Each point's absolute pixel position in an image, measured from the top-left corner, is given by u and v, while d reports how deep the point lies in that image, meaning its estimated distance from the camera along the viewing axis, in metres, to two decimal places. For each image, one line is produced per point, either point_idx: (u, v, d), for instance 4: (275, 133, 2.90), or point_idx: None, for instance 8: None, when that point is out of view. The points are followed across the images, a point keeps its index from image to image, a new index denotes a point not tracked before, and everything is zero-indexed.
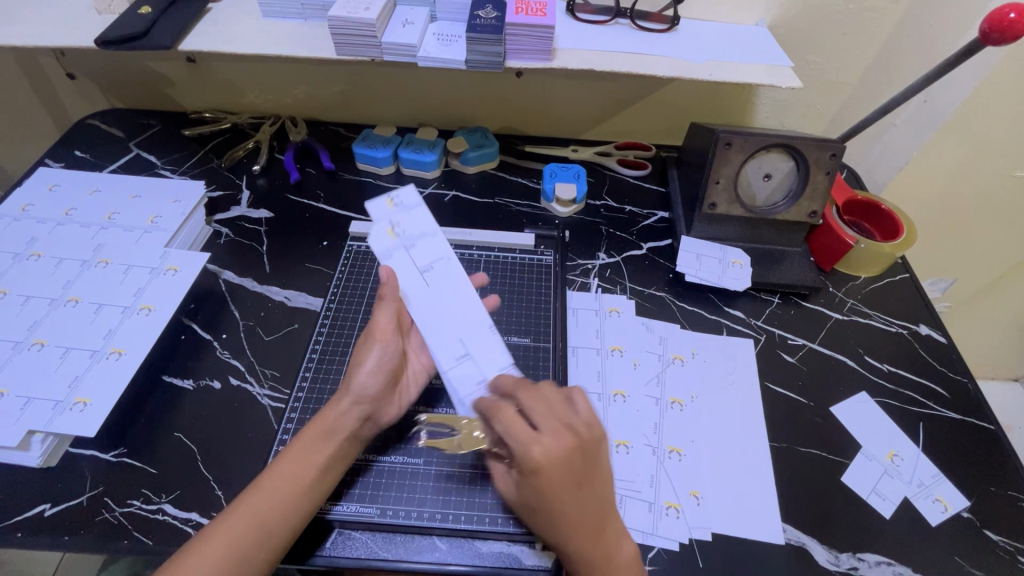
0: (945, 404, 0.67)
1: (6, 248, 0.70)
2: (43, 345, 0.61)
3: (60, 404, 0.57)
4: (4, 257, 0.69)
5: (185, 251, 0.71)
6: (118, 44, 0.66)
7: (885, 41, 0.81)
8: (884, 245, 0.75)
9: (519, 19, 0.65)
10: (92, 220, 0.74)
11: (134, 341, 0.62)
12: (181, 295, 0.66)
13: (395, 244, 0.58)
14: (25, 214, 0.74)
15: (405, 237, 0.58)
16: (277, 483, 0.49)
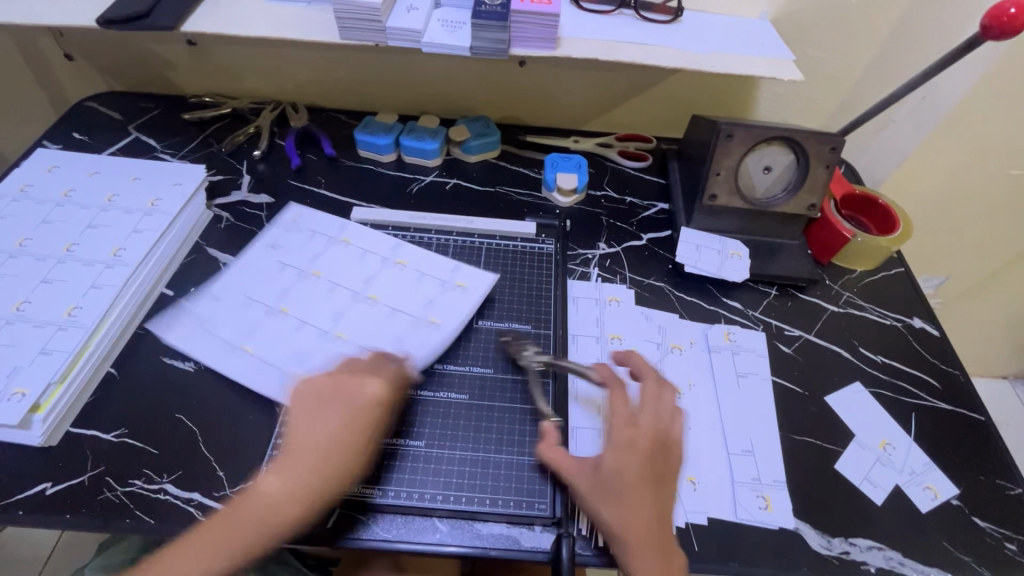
0: (937, 395, 0.68)
1: (292, 260, 0.71)
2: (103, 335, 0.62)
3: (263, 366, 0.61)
4: (290, 272, 0.70)
5: (359, 227, 0.76)
6: (119, 25, 0.66)
7: (886, 36, 0.82)
8: (880, 238, 0.77)
9: (524, 6, 0.65)
10: (334, 231, 0.75)
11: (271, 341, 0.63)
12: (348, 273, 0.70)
13: (726, 346, 0.70)
14: (291, 225, 0.75)
15: (736, 345, 0.70)
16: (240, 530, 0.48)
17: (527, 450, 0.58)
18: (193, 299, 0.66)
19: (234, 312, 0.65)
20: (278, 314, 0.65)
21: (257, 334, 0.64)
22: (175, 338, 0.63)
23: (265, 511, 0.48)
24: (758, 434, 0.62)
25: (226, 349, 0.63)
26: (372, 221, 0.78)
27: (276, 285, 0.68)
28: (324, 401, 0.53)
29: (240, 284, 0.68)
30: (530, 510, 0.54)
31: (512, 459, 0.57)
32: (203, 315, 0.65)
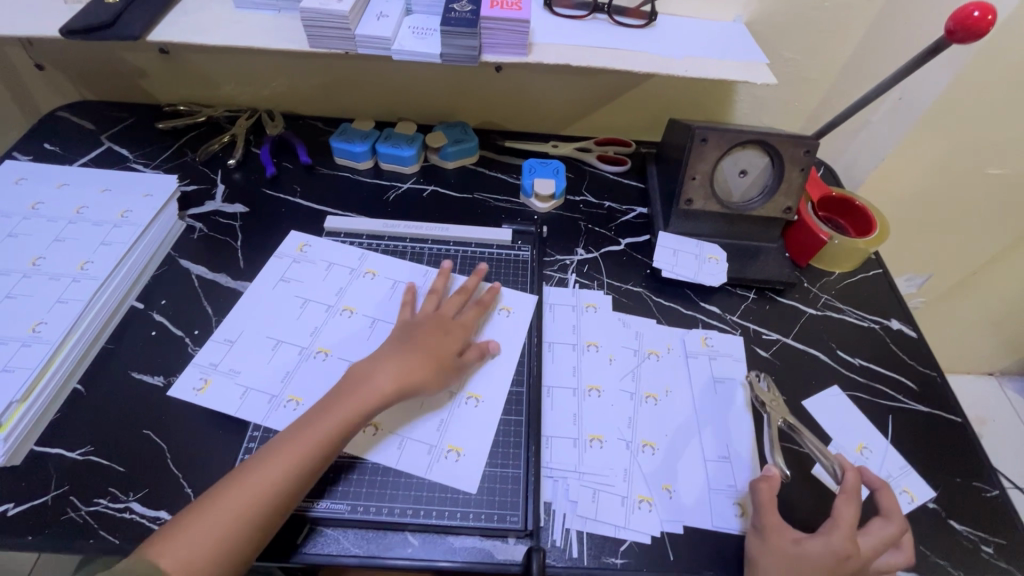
0: (914, 397, 0.68)
1: (311, 295, 0.69)
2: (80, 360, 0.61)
3: (276, 400, 0.60)
4: (316, 308, 0.68)
5: (380, 255, 0.74)
6: (83, 35, 0.65)
7: (860, 38, 0.82)
8: (856, 240, 0.77)
9: (493, 13, 0.64)
10: (355, 261, 0.73)
11: (311, 389, 0.61)
12: (375, 301, 0.69)
13: (703, 351, 0.69)
14: (303, 256, 0.74)
15: (713, 349, 0.70)
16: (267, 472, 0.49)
17: (499, 461, 0.57)
18: (216, 349, 0.64)
19: (264, 359, 0.63)
20: (315, 356, 0.63)
21: (298, 379, 0.61)
22: (198, 394, 0.60)
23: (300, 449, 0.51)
24: (733, 438, 0.62)
25: (268, 400, 0.60)
26: (347, 231, 0.77)
27: (306, 325, 0.66)
28: (393, 347, 0.59)
29: (263, 325, 0.66)
30: (502, 522, 0.53)
31: (484, 470, 0.56)
32: (231, 366, 0.62)
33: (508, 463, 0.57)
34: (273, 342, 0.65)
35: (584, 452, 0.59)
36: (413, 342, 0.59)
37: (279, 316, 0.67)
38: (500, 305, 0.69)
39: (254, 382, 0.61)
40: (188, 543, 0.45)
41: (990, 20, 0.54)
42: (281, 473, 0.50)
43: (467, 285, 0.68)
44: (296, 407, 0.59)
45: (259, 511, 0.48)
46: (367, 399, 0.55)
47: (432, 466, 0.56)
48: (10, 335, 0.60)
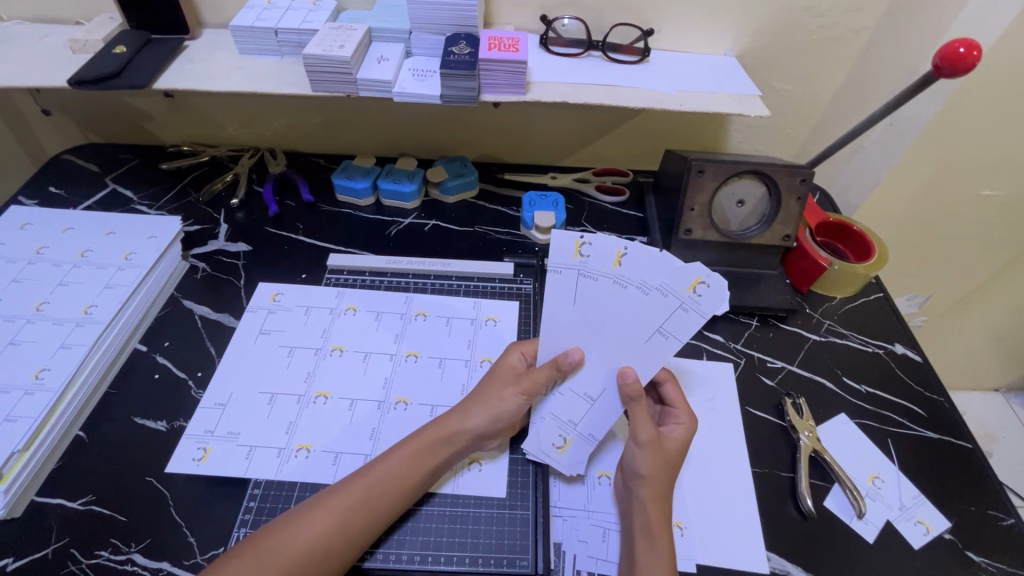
0: (923, 423, 0.67)
1: (305, 343, 0.69)
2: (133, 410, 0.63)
3: (284, 452, 0.59)
4: (308, 352, 0.68)
5: (358, 291, 0.75)
6: (91, 85, 0.66)
7: (848, 68, 0.84)
8: (856, 266, 0.77)
9: (492, 55, 0.66)
10: (333, 301, 0.73)
11: (318, 434, 0.60)
12: (370, 337, 0.70)
13: (714, 385, 0.69)
14: (278, 305, 0.73)
15: (726, 384, 0.69)
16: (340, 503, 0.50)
17: (507, 503, 0.57)
18: (209, 416, 0.62)
19: (262, 416, 0.62)
20: (315, 401, 0.63)
21: (305, 428, 0.61)
22: (200, 464, 0.58)
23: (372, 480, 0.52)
24: (738, 472, 0.61)
25: (277, 453, 0.59)
26: (350, 267, 0.78)
27: (298, 371, 0.66)
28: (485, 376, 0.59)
29: (254, 380, 0.65)
30: (512, 567, 0.53)
31: (492, 512, 0.56)
32: (229, 430, 0.61)
33: (517, 505, 0.57)
34: (268, 397, 0.63)
35: (593, 490, 0.59)
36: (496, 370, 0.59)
37: (275, 361, 0.67)
38: (487, 316, 0.72)
39: (260, 426, 0.61)
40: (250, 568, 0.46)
41: (975, 55, 0.55)
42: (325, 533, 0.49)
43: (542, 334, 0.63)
44: (307, 454, 0.59)
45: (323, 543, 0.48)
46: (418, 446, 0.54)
47: (457, 482, 0.57)
48: (12, 383, 0.59)
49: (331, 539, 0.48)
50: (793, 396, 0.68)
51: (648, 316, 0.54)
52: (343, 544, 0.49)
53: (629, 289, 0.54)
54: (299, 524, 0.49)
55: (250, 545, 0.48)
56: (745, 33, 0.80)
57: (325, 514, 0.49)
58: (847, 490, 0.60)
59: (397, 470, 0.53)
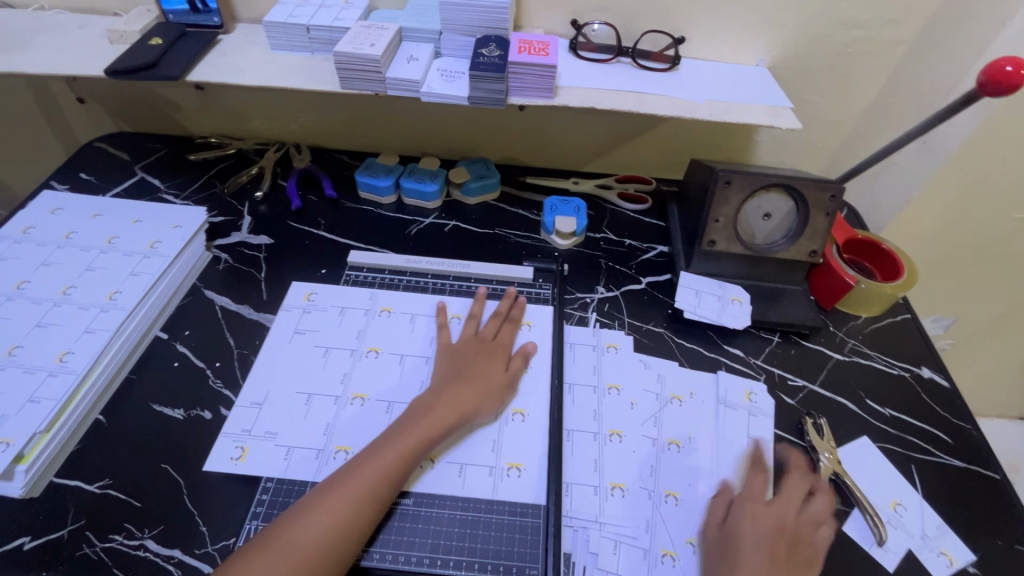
0: (949, 451, 0.65)
1: (336, 343, 0.69)
2: (364, 400, 0.63)
3: (323, 453, 0.59)
4: (342, 353, 0.68)
5: (392, 292, 0.75)
6: (126, 74, 0.67)
7: (883, 82, 0.82)
8: (884, 285, 0.75)
9: (522, 58, 0.66)
10: (367, 302, 0.73)
11: (358, 437, 0.60)
12: (404, 338, 0.70)
13: (744, 405, 0.67)
14: (312, 305, 0.73)
15: (756, 405, 0.67)
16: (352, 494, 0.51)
17: (519, 510, 0.56)
18: (245, 415, 0.62)
19: (299, 417, 0.62)
20: (351, 403, 0.63)
21: (340, 430, 0.61)
22: (238, 464, 0.58)
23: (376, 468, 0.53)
24: None
25: (315, 455, 0.59)
26: (369, 265, 0.78)
27: (334, 372, 0.66)
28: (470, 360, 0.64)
29: (289, 380, 0.65)
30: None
31: (503, 519, 0.55)
32: (266, 430, 0.61)
33: (528, 512, 0.56)
34: (304, 398, 0.64)
35: (606, 501, 0.58)
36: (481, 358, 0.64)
37: (294, 357, 0.67)
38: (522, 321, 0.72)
39: (297, 427, 0.61)
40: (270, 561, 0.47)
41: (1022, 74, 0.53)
42: (336, 528, 0.49)
43: (501, 308, 0.71)
44: (346, 456, 0.59)
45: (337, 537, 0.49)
46: (423, 432, 0.56)
47: (495, 486, 0.57)
48: (36, 366, 0.60)
49: (348, 528, 0.49)
50: (813, 415, 0.67)
51: (733, 431, 0.64)
52: (360, 530, 0.50)
53: (739, 410, 0.66)
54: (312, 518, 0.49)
55: (267, 544, 0.48)
56: (778, 43, 0.79)
57: (335, 508, 0.50)
58: (867, 514, 0.58)
59: (403, 453, 0.54)
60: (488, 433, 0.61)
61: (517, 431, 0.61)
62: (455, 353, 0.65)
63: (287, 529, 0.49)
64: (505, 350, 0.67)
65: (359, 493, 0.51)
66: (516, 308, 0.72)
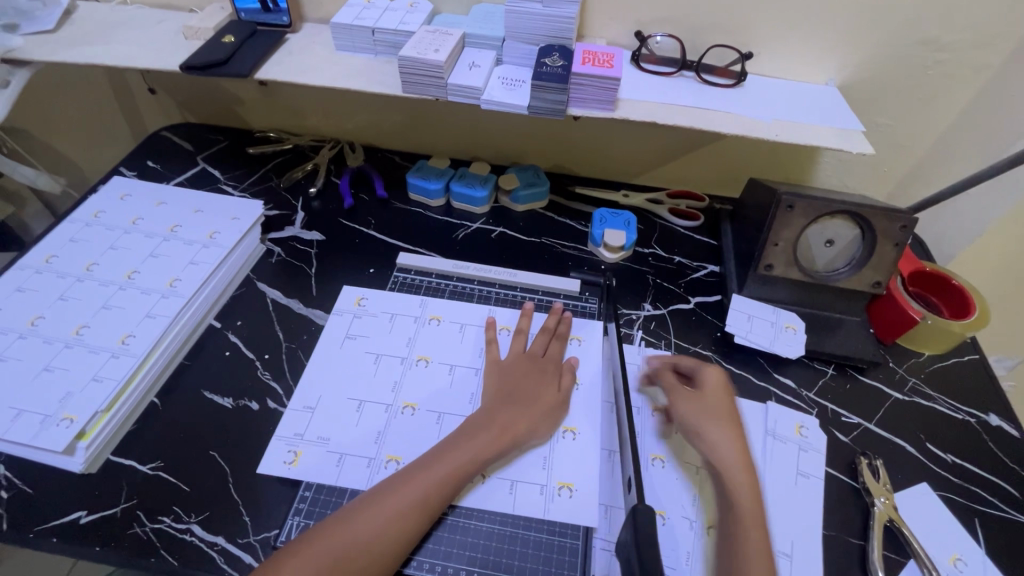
0: (1018, 506, 0.61)
1: (385, 349, 0.70)
2: (414, 410, 0.64)
3: (374, 462, 0.60)
4: (393, 360, 0.68)
5: (440, 301, 0.75)
6: (200, 70, 0.70)
7: (963, 108, 0.78)
8: (952, 323, 0.71)
9: (585, 69, 0.65)
10: (417, 310, 0.74)
11: (407, 448, 0.61)
12: (452, 344, 0.70)
13: (794, 440, 0.64)
14: (363, 310, 0.74)
15: (806, 440, 0.64)
16: (396, 505, 0.51)
17: (557, 530, 0.55)
18: (298, 419, 0.63)
19: (351, 424, 0.63)
20: (402, 412, 0.64)
21: (392, 440, 0.61)
22: (291, 468, 0.59)
23: (422, 483, 0.53)
24: (801, 533, 0.57)
25: (368, 463, 0.60)
26: (416, 268, 0.79)
27: (386, 380, 0.67)
28: (522, 376, 0.64)
29: (340, 385, 0.66)
30: None
31: (541, 538, 0.54)
32: (318, 435, 0.61)
33: (567, 533, 0.55)
34: (356, 404, 0.64)
35: None
36: (533, 376, 0.64)
37: (344, 355, 0.69)
38: (572, 335, 0.71)
39: (350, 431, 0.62)
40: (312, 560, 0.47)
41: None
42: (378, 537, 0.49)
43: (548, 323, 0.70)
44: (396, 466, 0.59)
45: (381, 546, 0.49)
46: (468, 454, 0.56)
47: (546, 506, 0.56)
48: (100, 346, 0.63)
49: (391, 539, 0.50)
50: (869, 455, 0.64)
51: (783, 464, 0.62)
52: (402, 541, 0.50)
53: (787, 444, 0.63)
54: (352, 524, 0.50)
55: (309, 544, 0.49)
56: (852, 62, 0.75)
57: (377, 520, 0.50)
58: (924, 566, 0.55)
59: (447, 475, 0.54)
60: (541, 451, 0.60)
61: (569, 450, 0.60)
62: (507, 368, 0.65)
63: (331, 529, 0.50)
64: (556, 367, 0.66)
65: (405, 505, 0.51)
66: (563, 322, 0.71)
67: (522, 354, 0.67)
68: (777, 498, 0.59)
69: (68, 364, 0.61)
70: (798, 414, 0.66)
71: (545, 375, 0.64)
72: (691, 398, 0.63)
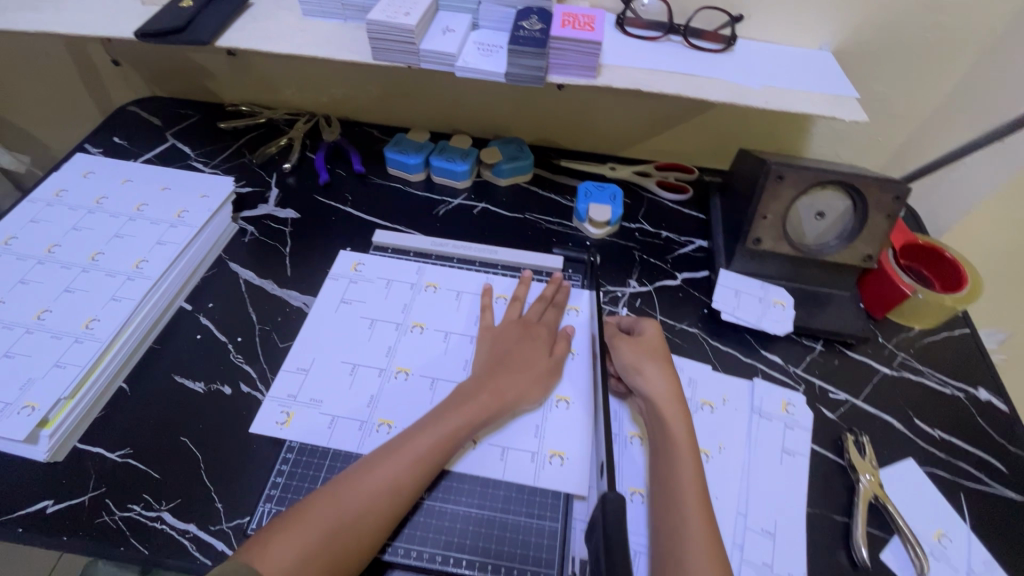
0: (1004, 481, 0.60)
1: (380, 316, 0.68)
2: (408, 374, 0.62)
3: (366, 425, 0.59)
4: (387, 327, 0.67)
5: (438, 269, 0.73)
6: (156, 38, 0.66)
7: (963, 73, 0.74)
8: (944, 297, 0.69)
9: (565, 33, 0.61)
10: (414, 276, 0.72)
11: (400, 411, 0.59)
12: (444, 314, 0.68)
13: (780, 417, 0.63)
14: (359, 275, 0.72)
15: (793, 417, 0.63)
16: (379, 479, 0.50)
17: (536, 512, 0.54)
18: (291, 380, 0.62)
19: (345, 387, 0.61)
20: (396, 376, 0.62)
21: (385, 404, 0.60)
22: (283, 428, 0.59)
23: (405, 457, 0.51)
24: (785, 513, 0.56)
25: (359, 426, 0.58)
26: (394, 246, 0.76)
27: (379, 345, 0.65)
28: (514, 343, 0.62)
29: (336, 350, 0.65)
30: None
31: (520, 520, 0.53)
32: (311, 396, 0.61)
33: (546, 516, 0.53)
34: (349, 367, 0.63)
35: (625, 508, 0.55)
36: (527, 342, 0.62)
37: (330, 323, 0.67)
38: (570, 305, 0.70)
39: (342, 395, 0.61)
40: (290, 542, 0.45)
41: None
42: (359, 516, 0.48)
43: (545, 291, 0.68)
44: (388, 430, 0.58)
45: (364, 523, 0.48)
46: (458, 423, 0.54)
47: (537, 473, 0.55)
48: (62, 332, 0.60)
49: (373, 515, 0.48)
50: (856, 433, 0.62)
51: (770, 441, 0.61)
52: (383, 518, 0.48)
53: (774, 422, 0.62)
54: (329, 506, 0.48)
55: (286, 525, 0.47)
56: (847, 25, 0.72)
57: (357, 498, 0.48)
58: (908, 546, 0.54)
59: (434, 446, 0.52)
60: (533, 418, 0.59)
61: (562, 420, 0.59)
62: (500, 335, 0.63)
63: (308, 512, 0.48)
64: (551, 333, 0.64)
65: (387, 480, 0.50)
66: (561, 293, 0.69)
67: (516, 320, 0.64)
68: (763, 476, 0.58)
69: (30, 350, 0.59)
70: (785, 391, 0.65)
71: (540, 340, 0.62)
72: (632, 348, 0.62)
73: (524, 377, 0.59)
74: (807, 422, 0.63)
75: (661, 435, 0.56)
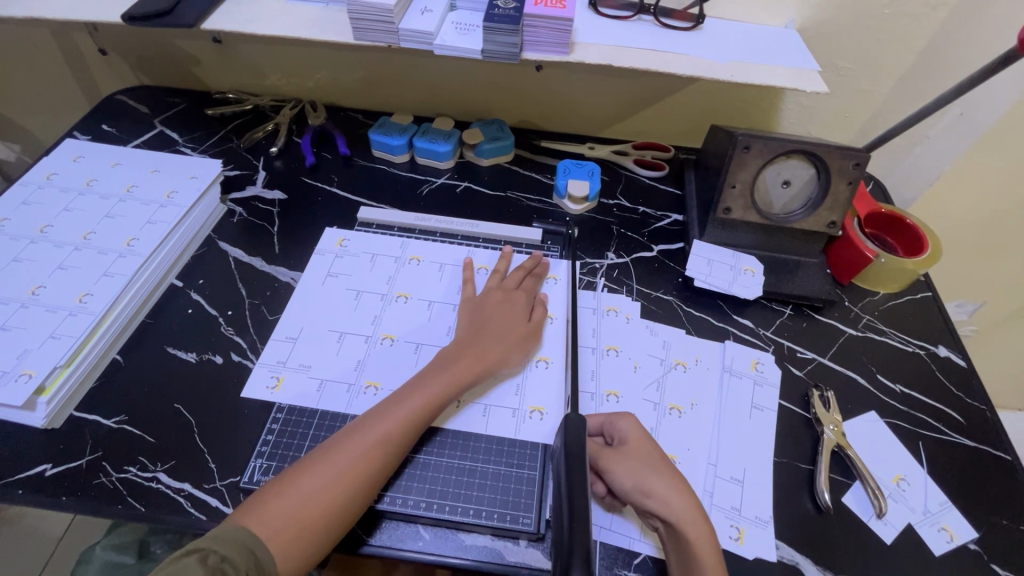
0: (960, 430, 0.64)
1: (365, 287, 0.71)
2: (393, 340, 0.65)
3: (353, 387, 0.61)
4: (372, 297, 0.69)
5: (422, 243, 0.76)
6: (143, 21, 0.68)
7: (921, 48, 0.78)
8: (905, 260, 0.72)
9: (537, 10, 0.64)
10: (398, 250, 0.75)
11: (386, 374, 0.62)
12: (428, 284, 0.71)
13: (750, 374, 0.66)
14: (344, 250, 0.75)
15: (762, 375, 0.66)
16: (368, 439, 0.52)
17: (516, 462, 0.57)
18: (280, 347, 0.64)
19: (332, 353, 0.64)
20: (381, 342, 0.65)
21: (372, 367, 0.63)
22: (274, 391, 0.61)
23: (393, 418, 0.53)
24: (754, 461, 0.60)
25: (347, 389, 0.61)
26: (379, 222, 0.78)
27: (365, 314, 0.68)
28: (495, 308, 0.64)
29: (323, 319, 0.67)
30: (515, 523, 0.53)
31: (500, 469, 0.56)
32: (300, 362, 0.63)
33: (524, 465, 0.56)
34: (336, 335, 0.66)
35: None
36: (507, 307, 0.64)
37: (317, 295, 0.69)
38: (549, 274, 0.73)
39: (330, 361, 0.63)
40: (284, 506, 0.48)
41: None
42: (351, 471, 0.50)
43: (525, 263, 0.70)
44: (375, 392, 0.61)
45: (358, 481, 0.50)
46: (442, 383, 0.56)
47: (517, 427, 0.59)
48: (56, 305, 0.62)
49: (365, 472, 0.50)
50: (821, 388, 0.66)
51: (739, 396, 0.64)
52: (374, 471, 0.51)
53: (744, 379, 0.65)
54: (321, 466, 0.50)
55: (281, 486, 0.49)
56: (810, 3, 0.75)
57: (348, 454, 0.51)
58: (868, 487, 0.58)
59: (420, 403, 0.55)
60: (514, 379, 0.62)
61: (540, 378, 0.62)
62: (481, 302, 0.65)
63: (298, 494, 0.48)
64: (530, 299, 0.67)
65: (376, 437, 0.52)
66: (541, 263, 0.72)
67: (495, 288, 0.67)
68: (733, 428, 0.62)
69: (25, 323, 0.61)
70: (755, 350, 0.68)
71: (519, 305, 0.65)
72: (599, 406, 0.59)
73: (505, 340, 0.61)
74: (775, 378, 0.66)
75: (670, 533, 0.50)
